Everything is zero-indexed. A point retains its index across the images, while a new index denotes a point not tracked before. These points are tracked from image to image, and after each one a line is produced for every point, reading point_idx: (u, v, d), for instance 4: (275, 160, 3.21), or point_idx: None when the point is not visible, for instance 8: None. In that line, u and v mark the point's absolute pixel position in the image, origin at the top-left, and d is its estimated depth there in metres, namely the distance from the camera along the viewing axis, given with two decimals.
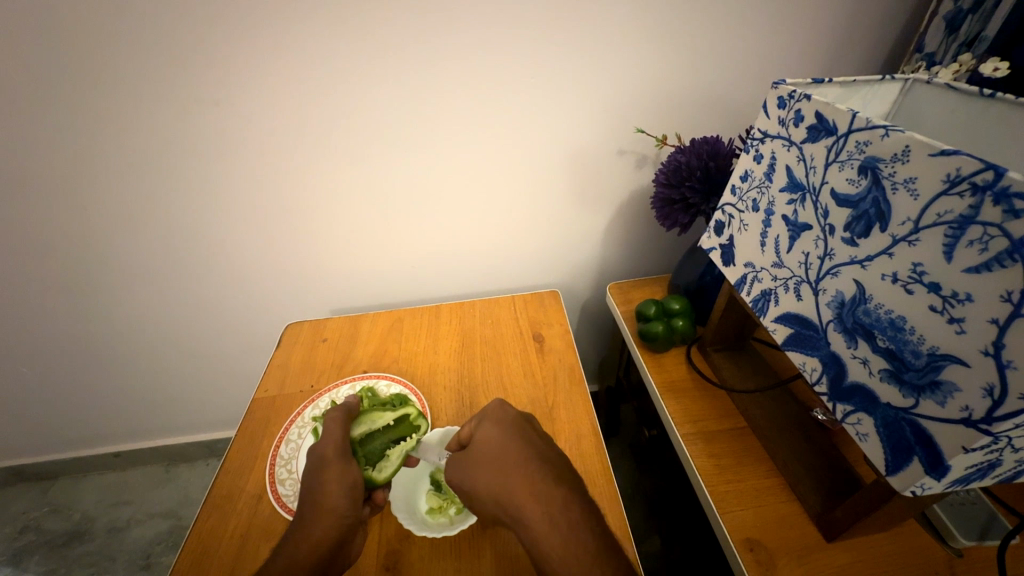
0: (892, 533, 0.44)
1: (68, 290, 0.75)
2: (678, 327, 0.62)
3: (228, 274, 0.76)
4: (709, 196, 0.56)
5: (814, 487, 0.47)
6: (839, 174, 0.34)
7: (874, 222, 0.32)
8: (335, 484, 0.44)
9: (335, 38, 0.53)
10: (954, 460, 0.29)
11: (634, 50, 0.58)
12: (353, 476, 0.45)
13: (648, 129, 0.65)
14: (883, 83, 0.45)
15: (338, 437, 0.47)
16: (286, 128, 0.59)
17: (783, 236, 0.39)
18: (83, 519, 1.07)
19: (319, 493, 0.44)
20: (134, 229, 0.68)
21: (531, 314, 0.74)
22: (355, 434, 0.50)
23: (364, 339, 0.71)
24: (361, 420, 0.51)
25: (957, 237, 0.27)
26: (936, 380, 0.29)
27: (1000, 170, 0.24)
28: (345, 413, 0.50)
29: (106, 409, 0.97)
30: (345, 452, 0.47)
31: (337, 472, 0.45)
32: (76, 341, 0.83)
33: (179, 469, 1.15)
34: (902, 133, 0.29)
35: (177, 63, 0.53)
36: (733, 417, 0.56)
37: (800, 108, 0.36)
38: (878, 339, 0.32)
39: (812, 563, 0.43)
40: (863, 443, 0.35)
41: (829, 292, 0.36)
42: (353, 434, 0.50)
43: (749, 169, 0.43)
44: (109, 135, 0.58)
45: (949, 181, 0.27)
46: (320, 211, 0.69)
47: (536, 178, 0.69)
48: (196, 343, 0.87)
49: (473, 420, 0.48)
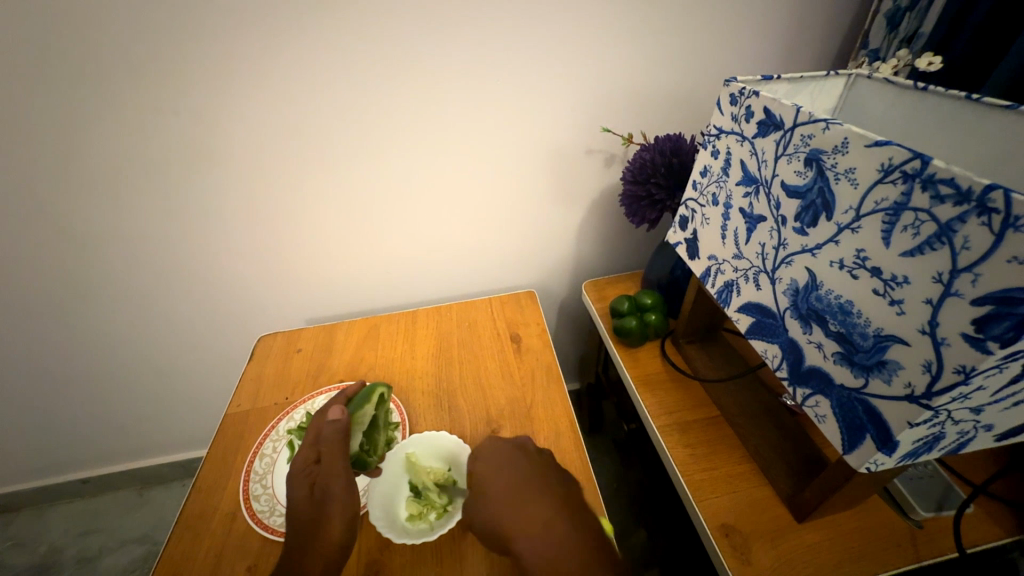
0: (858, 509, 0.46)
1: (28, 312, 0.72)
2: (651, 321, 0.64)
3: (197, 288, 0.74)
4: (674, 191, 0.58)
5: (784, 470, 0.49)
6: (788, 166, 0.35)
7: (820, 211, 0.33)
8: (339, 514, 0.44)
9: (296, 43, 0.52)
10: (901, 435, 0.30)
11: (599, 50, 0.59)
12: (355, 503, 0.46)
13: (614, 128, 0.67)
14: (828, 78, 0.47)
15: (341, 467, 0.47)
16: (250, 136, 0.58)
17: (741, 227, 0.41)
18: (51, 550, 1.02)
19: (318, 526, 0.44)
20: (96, 245, 0.66)
21: (508, 315, 0.74)
22: (354, 446, 0.52)
23: (340, 348, 0.70)
24: (354, 430, 0.53)
25: (893, 222, 0.28)
26: (882, 359, 0.31)
27: (926, 158, 0.26)
28: (339, 435, 0.49)
29: (72, 434, 0.93)
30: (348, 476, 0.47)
31: (339, 502, 0.45)
32: (39, 365, 0.79)
33: (154, 492, 1.11)
34: (841, 126, 0.30)
35: (133, 74, 0.52)
36: (707, 407, 0.57)
37: (749, 104, 0.38)
38: (830, 323, 0.34)
39: (785, 544, 0.44)
40: (822, 424, 0.36)
41: (784, 280, 0.37)
42: (354, 445, 0.52)
43: (707, 165, 0.45)
44: (64, 149, 0.56)
45: (883, 170, 0.28)
46: (289, 219, 0.68)
47: (507, 180, 0.69)
48: (167, 361, 0.84)
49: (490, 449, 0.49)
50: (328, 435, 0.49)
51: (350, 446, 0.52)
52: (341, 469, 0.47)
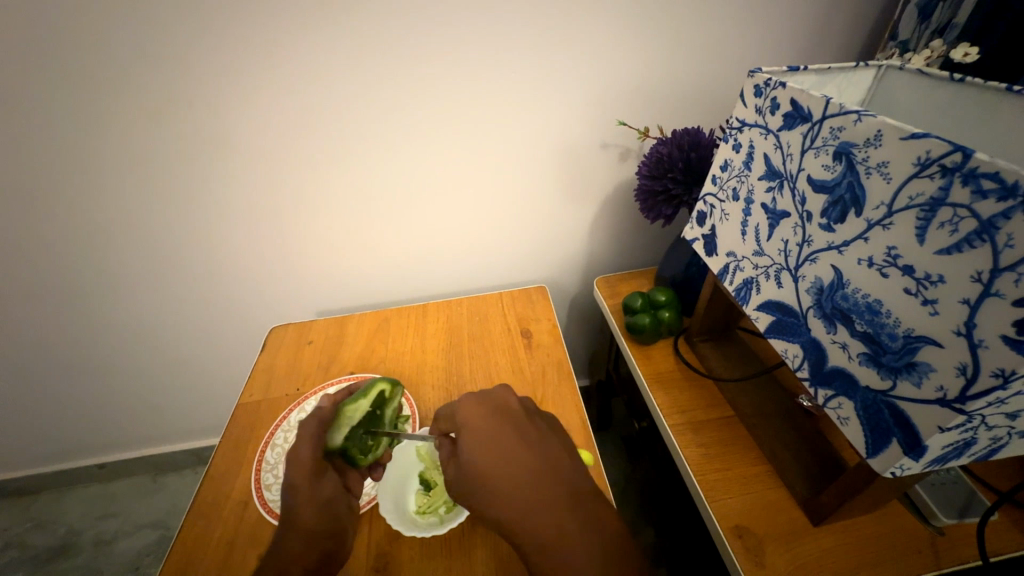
0: (877, 515, 0.45)
1: (47, 300, 0.73)
2: (664, 319, 0.63)
3: (211, 279, 0.75)
4: (691, 187, 0.57)
5: (801, 473, 0.48)
6: (815, 160, 0.34)
7: (849, 207, 0.32)
8: (307, 505, 0.42)
9: (311, 34, 0.52)
10: (930, 440, 0.29)
11: (617, 41, 0.57)
12: (329, 491, 0.44)
13: (629, 121, 0.65)
14: (856, 70, 0.46)
15: (307, 460, 0.44)
16: (265, 128, 0.58)
17: (763, 224, 0.40)
18: (69, 533, 1.04)
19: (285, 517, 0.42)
20: (112, 235, 0.66)
21: (519, 311, 0.73)
22: (334, 443, 0.45)
23: (351, 340, 0.70)
24: (337, 426, 0.46)
25: (928, 219, 0.27)
26: (912, 361, 0.30)
27: (968, 151, 0.24)
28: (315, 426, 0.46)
29: (89, 421, 0.95)
30: (316, 469, 0.44)
31: (308, 492, 0.43)
32: (58, 352, 0.81)
33: (168, 478, 1.13)
34: (875, 118, 0.29)
35: (149, 65, 0.52)
36: (721, 407, 0.56)
37: (776, 96, 0.36)
38: (856, 323, 0.33)
39: (801, 547, 0.43)
40: (844, 427, 0.35)
41: (808, 278, 0.36)
42: (335, 440, 0.45)
43: (728, 159, 0.43)
44: (82, 139, 0.57)
45: (919, 164, 0.27)
46: (303, 212, 0.68)
47: (520, 173, 0.68)
48: (181, 350, 0.86)
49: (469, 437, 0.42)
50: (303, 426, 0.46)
51: (330, 441, 0.45)
52: (308, 458, 0.44)
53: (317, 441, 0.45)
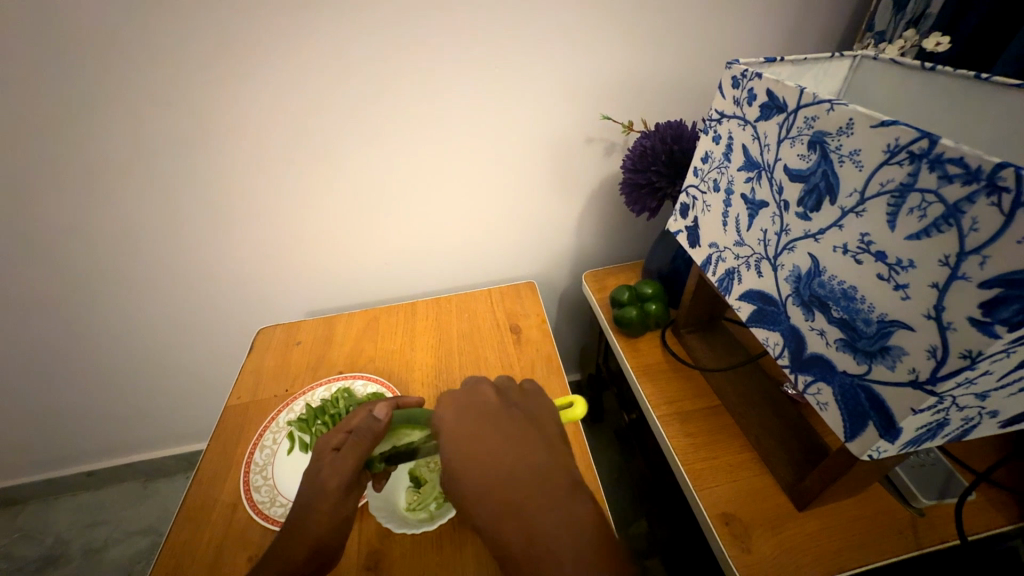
0: (860, 498, 0.46)
1: (28, 307, 0.71)
2: (651, 311, 0.63)
3: (197, 282, 0.74)
4: (675, 179, 0.57)
5: (785, 459, 0.48)
6: (791, 150, 0.34)
7: (824, 195, 0.32)
8: (325, 514, 0.41)
9: (290, 34, 0.51)
10: (904, 422, 0.30)
11: (600, 35, 0.58)
12: (346, 512, 0.42)
13: (614, 116, 0.65)
14: (832, 60, 0.46)
15: (348, 468, 0.42)
16: (245, 128, 0.57)
17: (742, 214, 0.40)
18: (57, 542, 1.03)
19: (305, 513, 0.41)
20: (94, 240, 0.65)
21: (508, 306, 0.74)
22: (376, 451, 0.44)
23: (340, 340, 0.69)
24: (387, 437, 0.46)
25: (899, 205, 0.28)
26: (886, 346, 0.30)
27: (934, 137, 0.25)
28: (371, 437, 0.43)
29: (76, 429, 0.93)
30: (347, 485, 0.42)
31: (332, 503, 0.42)
32: (41, 360, 0.79)
33: (158, 484, 1.12)
34: (846, 106, 0.29)
35: (125, 65, 0.51)
36: (708, 397, 0.57)
37: (752, 87, 0.37)
38: (833, 310, 0.33)
39: (786, 531, 0.44)
40: (824, 412, 0.36)
41: (786, 267, 0.36)
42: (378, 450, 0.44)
43: (709, 151, 0.44)
44: (58, 143, 0.55)
45: (889, 151, 0.28)
46: (287, 212, 0.67)
47: (506, 169, 0.68)
48: (167, 355, 0.84)
49: (475, 438, 0.40)
50: (360, 430, 0.43)
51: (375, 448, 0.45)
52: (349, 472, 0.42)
53: (366, 451, 0.43)
